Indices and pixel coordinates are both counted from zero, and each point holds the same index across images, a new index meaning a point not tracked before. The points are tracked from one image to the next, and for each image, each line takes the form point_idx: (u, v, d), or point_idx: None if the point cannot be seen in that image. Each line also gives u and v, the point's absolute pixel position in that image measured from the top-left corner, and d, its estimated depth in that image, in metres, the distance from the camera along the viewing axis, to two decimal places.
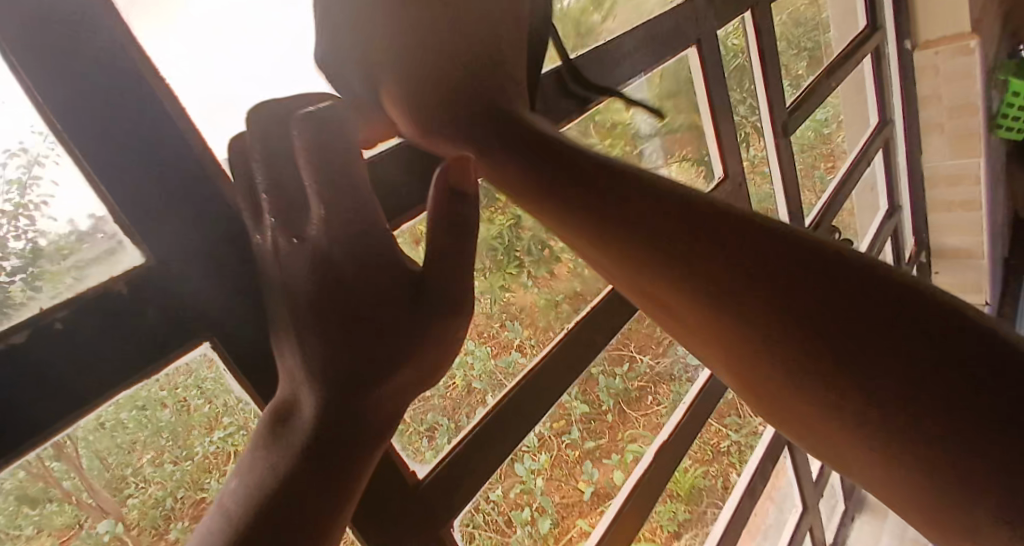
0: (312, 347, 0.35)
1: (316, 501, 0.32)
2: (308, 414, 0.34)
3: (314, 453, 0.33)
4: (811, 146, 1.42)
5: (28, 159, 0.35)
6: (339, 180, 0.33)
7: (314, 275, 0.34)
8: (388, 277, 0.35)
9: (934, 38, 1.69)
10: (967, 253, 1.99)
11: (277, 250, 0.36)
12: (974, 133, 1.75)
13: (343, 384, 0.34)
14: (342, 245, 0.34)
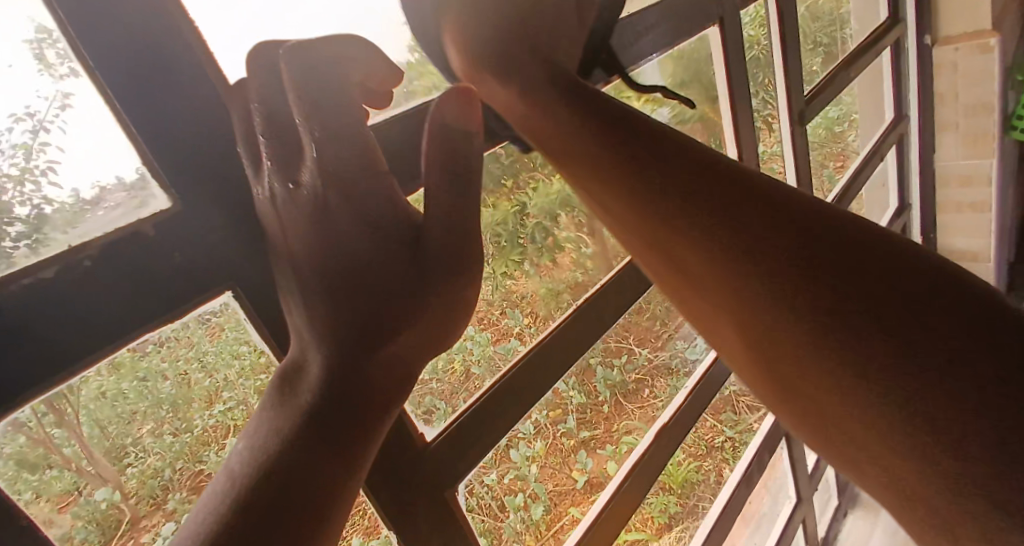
0: (314, 301, 0.36)
1: (323, 464, 0.31)
2: (317, 374, 0.34)
3: (322, 414, 0.33)
4: (823, 144, 1.40)
5: (34, 124, 0.35)
6: (341, 133, 0.33)
7: (313, 225, 0.35)
8: (384, 238, 0.36)
9: (955, 33, 1.65)
10: (974, 256, 1.98)
11: (275, 201, 0.36)
12: (988, 133, 1.72)
13: (347, 349, 0.35)
14: (339, 199, 0.34)
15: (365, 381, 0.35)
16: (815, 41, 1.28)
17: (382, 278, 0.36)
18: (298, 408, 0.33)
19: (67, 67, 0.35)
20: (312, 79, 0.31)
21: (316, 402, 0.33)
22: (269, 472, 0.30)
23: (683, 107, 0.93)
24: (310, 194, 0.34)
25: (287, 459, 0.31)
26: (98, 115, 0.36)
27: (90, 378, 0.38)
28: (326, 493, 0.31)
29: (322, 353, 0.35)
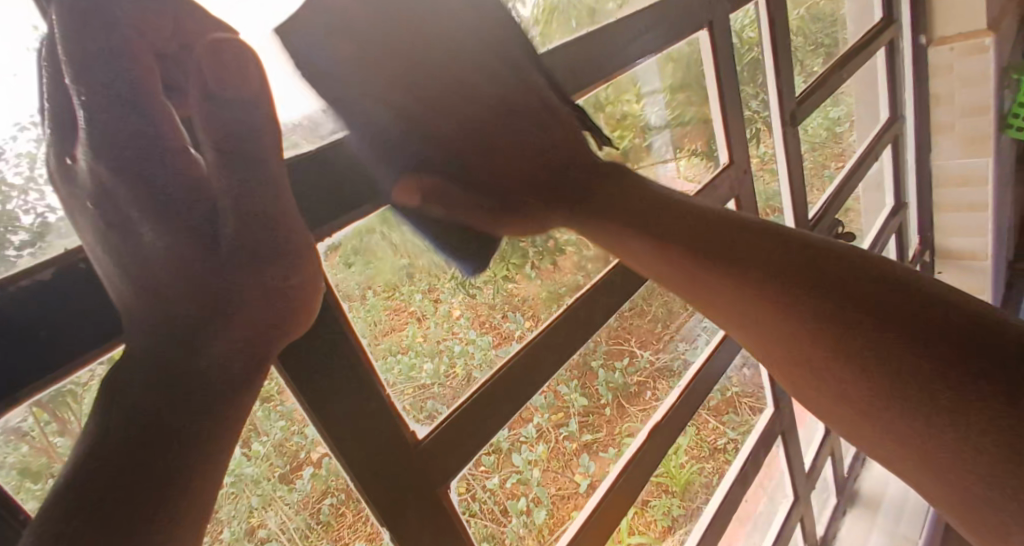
0: (118, 286, 0.28)
1: (162, 476, 0.25)
2: (151, 366, 0.27)
3: (164, 404, 0.26)
4: (823, 144, 1.40)
5: (39, 132, 0.35)
6: (108, 72, 0.25)
7: (97, 198, 0.27)
8: (192, 196, 0.28)
9: (949, 34, 1.67)
10: (972, 254, 1.98)
11: (58, 180, 0.28)
12: (984, 134, 1.73)
13: (174, 340, 0.28)
14: (118, 164, 0.26)
15: (214, 358, 0.28)
16: (815, 42, 1.28)
17: (195, 255, 0.28)
18: (122, 406, 0.26)
19: None
20: (86, 32, 0.25)
21: (145, 393, 0.26)
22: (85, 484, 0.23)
23: (683, 108, 0.95)
24: (86, 157, 0.26)
25: (116, 469, 0.24)
26: None
27: (90, 386, 0.38)
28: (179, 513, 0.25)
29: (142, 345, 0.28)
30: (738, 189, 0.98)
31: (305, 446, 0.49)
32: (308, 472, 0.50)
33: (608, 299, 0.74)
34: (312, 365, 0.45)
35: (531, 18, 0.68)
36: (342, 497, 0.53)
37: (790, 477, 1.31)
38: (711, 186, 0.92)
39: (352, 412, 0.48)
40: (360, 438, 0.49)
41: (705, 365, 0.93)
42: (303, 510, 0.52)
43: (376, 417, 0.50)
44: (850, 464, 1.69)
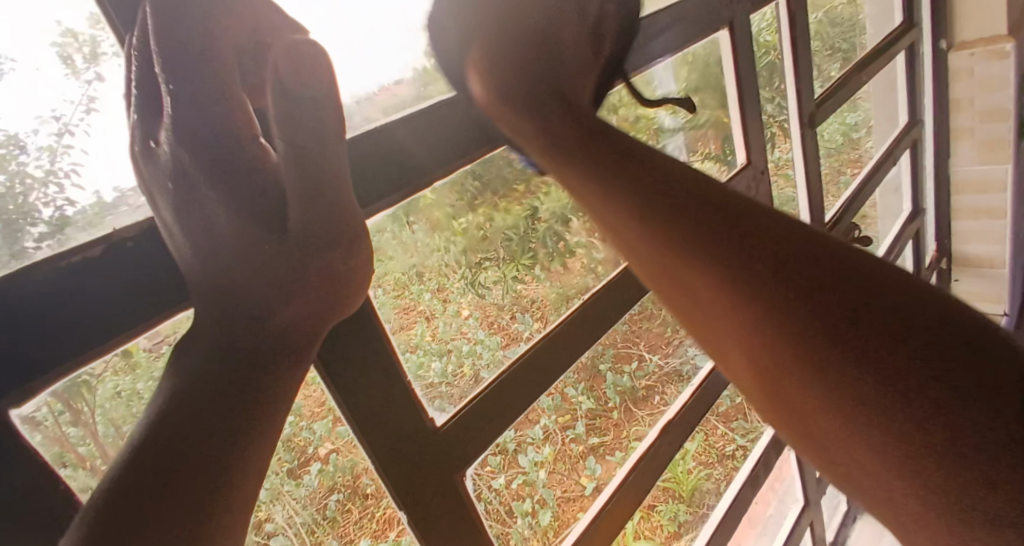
0: (178, 249, 0.34)
1: (203, 459, 0.30)
2: (193, 362, 0.33)
3: (205, 394, 0.31)
4: (839, 149, 1.39)
5: (59, 126, 0.36)
6: (198, 84, 0.31)
7: (172, 179, 0.32)
8: (255, 197, 0.34)
9: (971, 38, 1.64)
10: (990, 262, 1.95)
11: (137, 162, 0.33)
12: (1004, 140, 1.71)
13: (229, 335, 0.34)
14: (197, 155, 0.32)
15: (262, 354, 0.34)
16: (833, 46, 1.27)
17: (254, 244, 0.34)
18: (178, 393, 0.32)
19: (93, 72, 0.36)
20: (175, 39, 0.30)
21: (197, 382, 0.32)
22: (140, 461, 0.29)
23: (697, 113, 0.93)
24: (168, 147, 0.32)
25: (167, 448, 0.30)
26: (120, 120, 0.38)
27: (105, 377, 0.38)
28: (217, 489, 0.30)
29: (203, 339, 0.34)
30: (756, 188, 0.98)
31: (313, 441, 0.50)
32: (315, 467, 0.51)
33: (622, 295, 0.74)
34: (334, 351, 0.46)
35: None
36: (348, 492, 0.53)
37: (801, 483, 1.30)
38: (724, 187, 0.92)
39: (373, 397, 0.49)
40: (376, 423, 0.50)
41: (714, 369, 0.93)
42: (310, 506, 0.52)
43: (393, 402, 0.51)
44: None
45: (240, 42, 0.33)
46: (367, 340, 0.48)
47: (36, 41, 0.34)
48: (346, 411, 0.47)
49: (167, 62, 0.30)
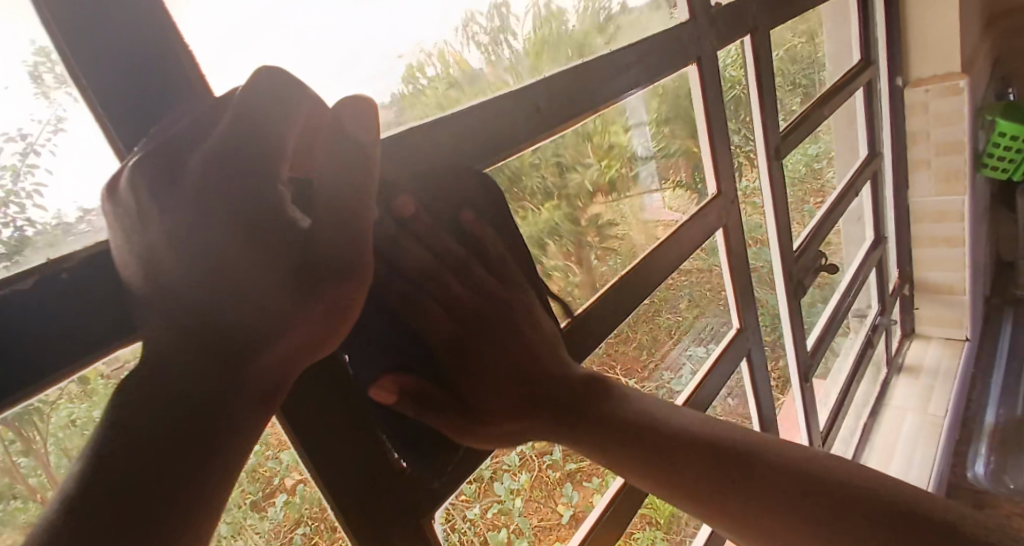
0: (158, 282, 0.28)
1: (172, 486, 0.26)
2: (168, 376, 0.28)
3: (188, 412, 0.27)
4: (802, 180, 1.43)
5: (24, 146, 0.35)
6: (257, 145, 0.28)
7: (183, 208, 0.27)
8: (270, 231, 0.29)
9: (924, 75, 1.74)
10: (949, 288, 2.01)
11: (133, 191, 0.27)
12: (956, 171, 1.80)
13: (212, 358, 0.29)
14: (204, 195, 0.27)
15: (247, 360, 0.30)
16: (794, 82, 1.32)
17: (255, 275, 0.29)
18: (140, 409, 0.27)
19: (64, 91, 0.35)
20: (255, 105, 0.28)
21: (169, 400, 0.27)
22: (111, 478, 0.25)
23: (667, 141, 0.96)
24: (189, 175, 0.27)
25: (129, 468, 0.25)
26: (90, 140, 0.36)
27: (59, 403, 0.37)
28: (196, 510, 0.27)
29: (175, 358, 0.28)
30: (726, 218, 0.99)
31: (279, 472, 0.48)
32: (281, 499, 0.49)
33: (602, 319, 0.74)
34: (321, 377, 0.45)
35: (523, 50, 0.70)
36: (315, 526, 0.52)
37: None
38: (699, 214, 0.93)
39: (347, 427, 0.47)
40: (362, 456, 0.49)
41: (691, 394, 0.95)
42: (274, 540, 0.50)
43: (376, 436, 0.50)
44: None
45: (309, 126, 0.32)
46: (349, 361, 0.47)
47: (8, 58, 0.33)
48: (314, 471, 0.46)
49: (236, 116, 0.28)
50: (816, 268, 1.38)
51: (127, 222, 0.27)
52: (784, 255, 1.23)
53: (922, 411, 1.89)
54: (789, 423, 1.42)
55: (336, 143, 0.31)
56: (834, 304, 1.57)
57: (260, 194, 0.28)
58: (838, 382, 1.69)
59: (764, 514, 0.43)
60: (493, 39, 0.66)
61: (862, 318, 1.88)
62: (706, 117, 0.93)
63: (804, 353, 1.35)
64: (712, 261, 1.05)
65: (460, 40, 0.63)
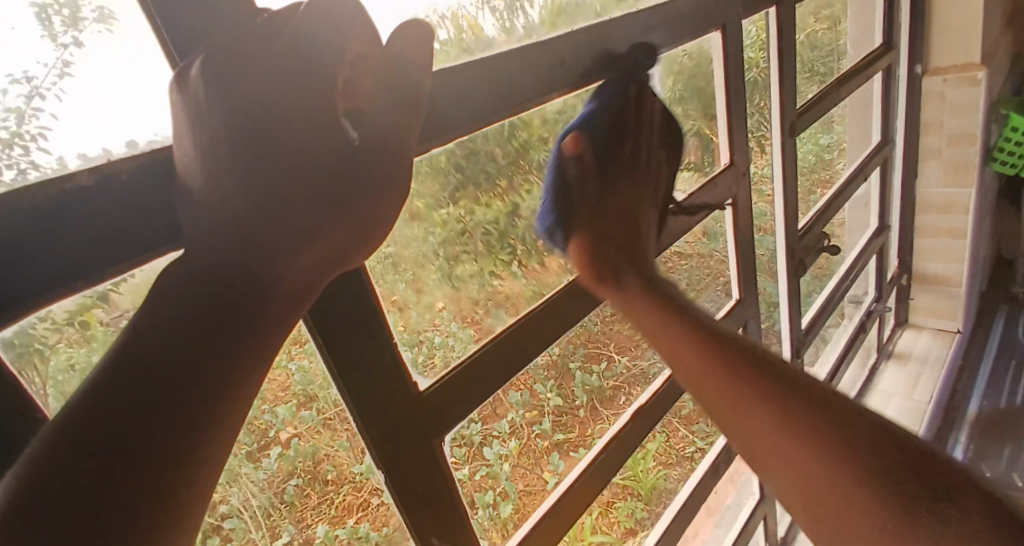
0: (209, 174, 0.29)
1: (170, 422, 0.25)
2: (170, 314, 0.27)
3: (187, 352, 0.26)
4: (812, 168, 1.42)
5: (30, 89, 0.34)
6: (320, 56, 0.29)
7: (250, 112, 0.28)
8: (328, 146, 0.31)
9: (944, 65, 1.71)
10: (946, 280, 2.02)
11: (196, 84, 0.28)
12: (966, 163, 1.79)
13: (206, 320, 0.27)
14: (267, 97, 0.28)
15: (252, 296, 0.29)
16: (812, 69, 1.29)
17: (303, 185, 0.30)
18: (112, 385, 0.24)
19: (71, 36, 0.36)
20: (321, 23, 0.30)
21: (147, 376, 0.25)
22: (75, 467, 0.22)
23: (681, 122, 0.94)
24: (254, 79, 0.28)
25: (128, 401, 0.24)
26: (95, 87, 0.37)
27: (60, 347, 0.37)
28: (165, 503, 0.24)
29: (157, 326, 0.26)
30: (736, 190, 0.99)
31: (275, 425, 0.50)
32: (275, 451, 0.50)
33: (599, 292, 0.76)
34: (330, 319, 0.48)
35: (537, 19, 0.68)
36: (308, 477, 0.53)
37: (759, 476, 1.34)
38: (711, 182, 0.94)
39: (366, 356, 0.51)
40: (366, 408, 0.52)
41: None
42: (268, 490, 0.51)
43: (382, 374, 0.52)
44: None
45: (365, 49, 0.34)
46: (352, 318, 0.49)
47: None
48: (339, 381, 0.49)
49: (304, 28, 0.29)
50: (818, 248, 1.38)
51: (190, 113, 0.29)
52: (786, 238, 1.23)
53: (906, 397, 1.92)
54: None
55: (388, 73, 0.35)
56: (830, 290, 1.58)
57: (320, 111, 0.30)
58: (828, 363, 1.72)
59: (801, 425, 0.43)
60: (509, 6, 0.65)
61: (857, 303, 1.91)
62: (724, 96, 0.93)
63: (798, 332, 1.36)
64: (715, 246, 1.06)
65: (475, 5, 0.62)
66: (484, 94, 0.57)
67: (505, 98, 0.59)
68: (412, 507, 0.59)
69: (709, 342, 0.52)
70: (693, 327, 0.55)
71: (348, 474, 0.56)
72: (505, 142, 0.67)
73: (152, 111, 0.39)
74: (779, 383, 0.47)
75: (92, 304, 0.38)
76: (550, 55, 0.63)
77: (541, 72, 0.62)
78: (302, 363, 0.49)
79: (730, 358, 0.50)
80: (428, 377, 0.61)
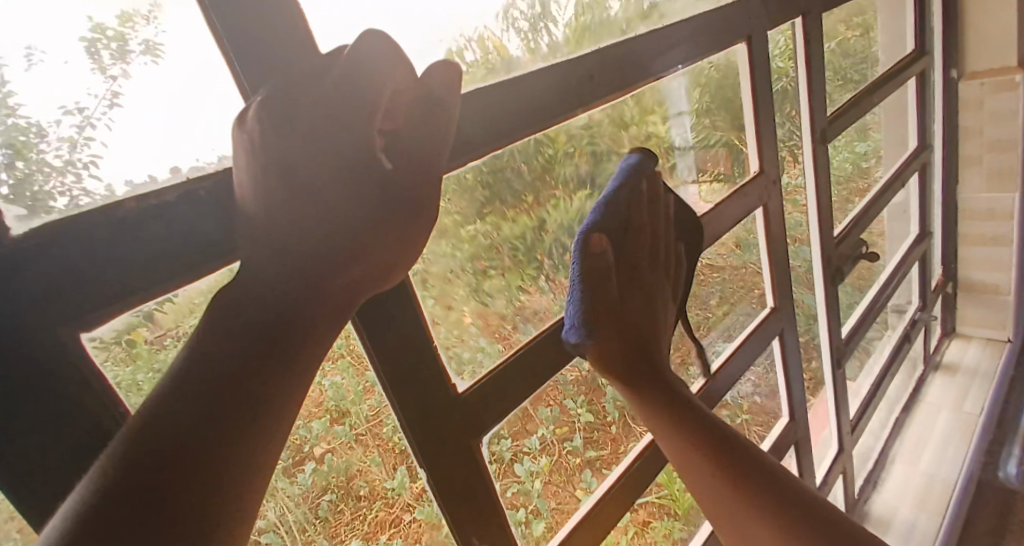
0: (258, 203, 0.31)
1: (208, 466, 0.26)
2: (207, 360, 0.28)
3: (221, 400, 0.27)
4: (847, 178, 1.38)
5: (81, 119, 0.36)
6: (363, 94, 0.31)
7: (299, 148, 0.30)
8: (367, 178, 0.32)
9: (981, 70, 1.66)
10: (995, 289, 1.94)
11: (249, 123, 0.30)
12: (1010, 169, 1.73)
13: (246, 368, 0.28)
14: (315, 134, 0.30)
15: (286, 332, 0.30)
16: (844, 76, 1.27)
17: (343, 215, 0.32)
18: (173, 403, 0.26)
19: (119, 68, 0.37)
20: (365, 60, 0.31)
21: (207, 391, 0.27)
22: (144, 469, 0.25)
23: (708, 133, 0.94)
24: (302, 114, 0.30)
25: (165, 451, 0.25)
26: (142, 117, 0.38)
27: (108, 365, 0.38)
28: (226, 500, 0.26)
29: (214, 342, 0.28)
30: (766, 200, 0.97)
31: (310, 440, 0.51)
32: (309, 467, 0.51)
33: None
34: (375, 329, 0.48)
35: (562, 38, 0.69)
36: (341, 493, 0.54)
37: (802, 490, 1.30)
38: (740, 191, 0.92)
39: (409, 366, 0.51)
40: (411, 415, 0.53)
41: (717, 375, 0.96)
42: (303, 505, 0.52)
43: (421, 383, 0.53)
44: (863, 484, 1.63)
45: (405, 82, 0.35)
46: (386, 333, 0.49)
47: (66, 34, 0.35)
48: (387, 390, 0.51)
49: (350, 67, 0.31)
50: (857, 256, 1.34)
51: (245, 149, 0.30)
52: (824, 246, 1.20)
53: (956, 410, 1.84)
54: (818, 413, 1.41)
55: (425, 102, 0.36)
56: (871, 299, 1.53)
57: (358, 144, 0.31)
58: (870, 375, 1.66)
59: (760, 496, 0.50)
60: (533, 26, 0.66)
61: (901, 313, 1.84)
62: (752, 105, 0.92)
63: (839, 341, 1.33)
64: (747, 258, 1.04)
65: (501, 25, 0.63)
66: (514, 110, 0.58)
67: (534, 114, 0.60)
68: (455, 514, 0.59)
69: (677, 416, 0.55)
70: (662, 395, 0.56)
71: (380, 491, 0.57)
72: (532, 158, 0.67)
73: (195, 140, 0.41)
74: (740, 466, 0.52)
75: (138, 323, 0.40)
76: (573, 75, 0.63)
77: (566, 85, 0.62)
78: (335, 379, 0.50)
79: (700, 437, 0.53)
80: (465, 381, 0.61)
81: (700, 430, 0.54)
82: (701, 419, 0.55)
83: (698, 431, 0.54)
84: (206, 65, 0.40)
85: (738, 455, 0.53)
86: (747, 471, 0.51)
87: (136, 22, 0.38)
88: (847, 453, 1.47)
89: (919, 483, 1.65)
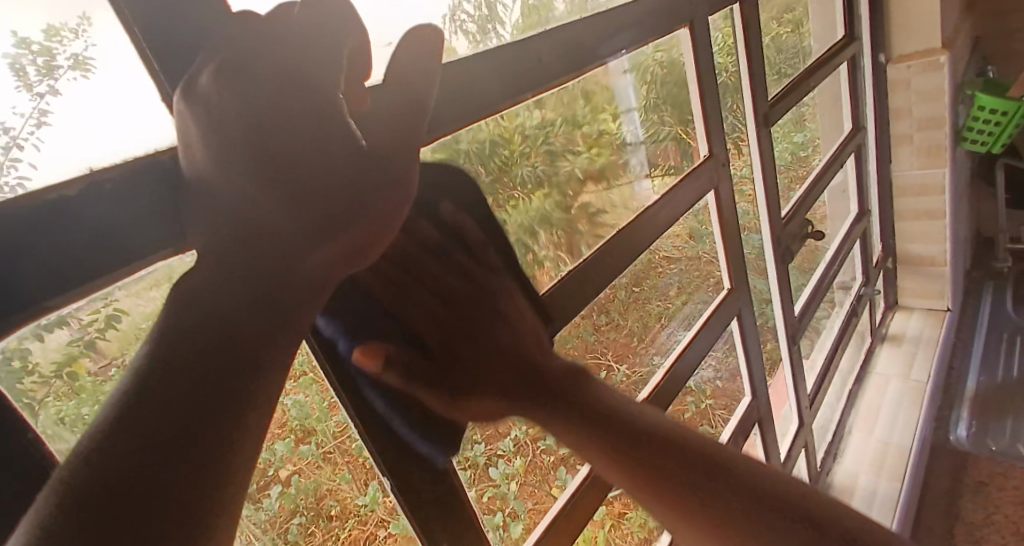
0: (224, 184, 0.28)
1: (192, 470, 0.22)
2: (166, 363, 0.24)
3: (197, 396, 0.24)
4: (788, 167, 1.44)
5: (8, 140, 0.33)
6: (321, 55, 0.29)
7: (267, 114, 0.27)
8: (346, 151, 0.30)
9: (907, 52, 1.75)
10: (931, 260, 2.05)
11: (203, 94, 0.26)
12: (941, 146, 1.82)
13: (216, 365, 0.25)
14: (282, 98, 0.27)
15: (255, 332, 0.27)
16: (781, 71, 1.32)
17: (326, 185, 0.29)
18: (137, 409, 0.22)
19: (46, 85, 0.35)
20: (320, 19, 0.29)
21: (166, 398, 0.23)
22: (99, 486, 0.20)
23: (656, 128, 0.95)
24: (267, 78, 0.27)
25: (138, 456, 0.21)
26: (73, 135, 0.36)
27: (48, 400, 0.36)
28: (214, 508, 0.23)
29: (172, 346, 0.24)
30: (717, 181, 0.99)
31: (274, 463, 0.49)
32: (275, 490, 0.49)
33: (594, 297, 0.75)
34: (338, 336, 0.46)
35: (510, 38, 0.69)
36: (311, 515, 0.53)
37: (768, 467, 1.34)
38: (693, 174, 0.94)
39: None
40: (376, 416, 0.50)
41: (681, 356, 0.98)
42: (270, 531, 0.50)
43: None
44: (824, 456, 1.68)
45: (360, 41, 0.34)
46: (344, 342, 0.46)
47: None
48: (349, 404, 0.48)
49: (310, 29, 0.29)
50: (805, 236, 1.39)
51: (203, 126, 0.27)
52: (774, 228, 1.24)
53: (904, 377, 1.93)
54: (778, 392, 1.45)
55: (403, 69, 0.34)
56: (818, 277, 1.58)
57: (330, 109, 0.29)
58: (823, 350, 1.73)
59: (669, 486, 0.41)
60: (480, 28, 0.66)
61: (848, 289, 1.91)
62: (699, 97, 0.93)
63: (793, 320, 1.37)
64: (702, 248, 1.07)
65: (449, 28, 0.63)
66: (469, 107, 0.57)
67: (487, 107, 0.59)
68: (431, 526, 0.57)
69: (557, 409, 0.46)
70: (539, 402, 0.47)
71: (352, 508, 0.55)
72: (487, 159, 0.67)
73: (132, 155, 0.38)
74: (637, 452, 0.43)
75: (80, 354, 0.37)
76: (524, 68, 0.63)
77: (518, 75, 0.62)
78: (297, 397, 0.49)
79: (588, 425, 0.45)
80: None
81: (585, 419, 0.45)
82: (589, 401, 0.46)
83: (583, 420, 0.45)
84: (140, 74, 0.38)
85: (628, 433, 0.44)
86: (644, 450, 0.43)
87: (65, 36, 0.36)
88: (807, 426, 1.51)
89: (876, 449, 1.72)
